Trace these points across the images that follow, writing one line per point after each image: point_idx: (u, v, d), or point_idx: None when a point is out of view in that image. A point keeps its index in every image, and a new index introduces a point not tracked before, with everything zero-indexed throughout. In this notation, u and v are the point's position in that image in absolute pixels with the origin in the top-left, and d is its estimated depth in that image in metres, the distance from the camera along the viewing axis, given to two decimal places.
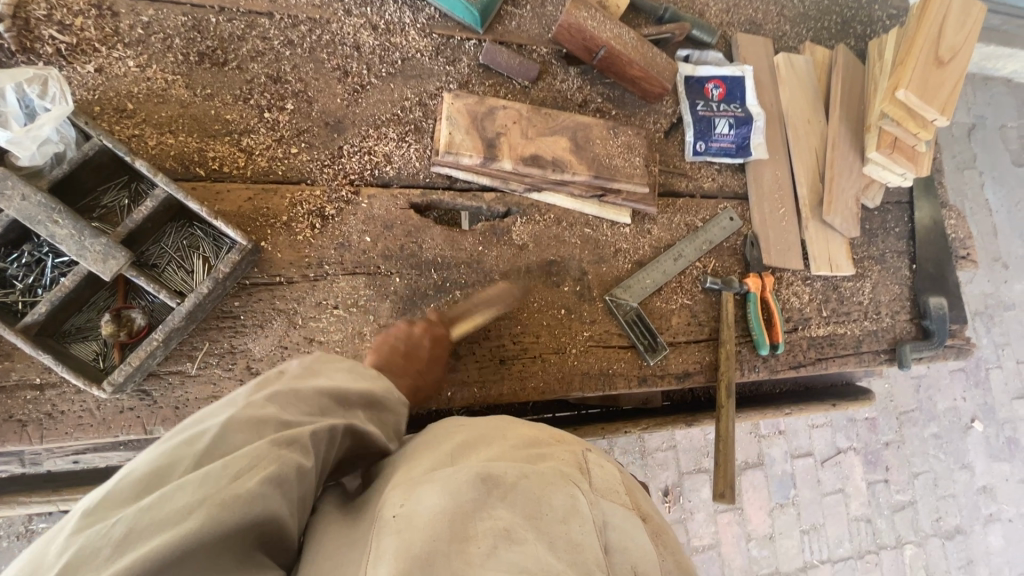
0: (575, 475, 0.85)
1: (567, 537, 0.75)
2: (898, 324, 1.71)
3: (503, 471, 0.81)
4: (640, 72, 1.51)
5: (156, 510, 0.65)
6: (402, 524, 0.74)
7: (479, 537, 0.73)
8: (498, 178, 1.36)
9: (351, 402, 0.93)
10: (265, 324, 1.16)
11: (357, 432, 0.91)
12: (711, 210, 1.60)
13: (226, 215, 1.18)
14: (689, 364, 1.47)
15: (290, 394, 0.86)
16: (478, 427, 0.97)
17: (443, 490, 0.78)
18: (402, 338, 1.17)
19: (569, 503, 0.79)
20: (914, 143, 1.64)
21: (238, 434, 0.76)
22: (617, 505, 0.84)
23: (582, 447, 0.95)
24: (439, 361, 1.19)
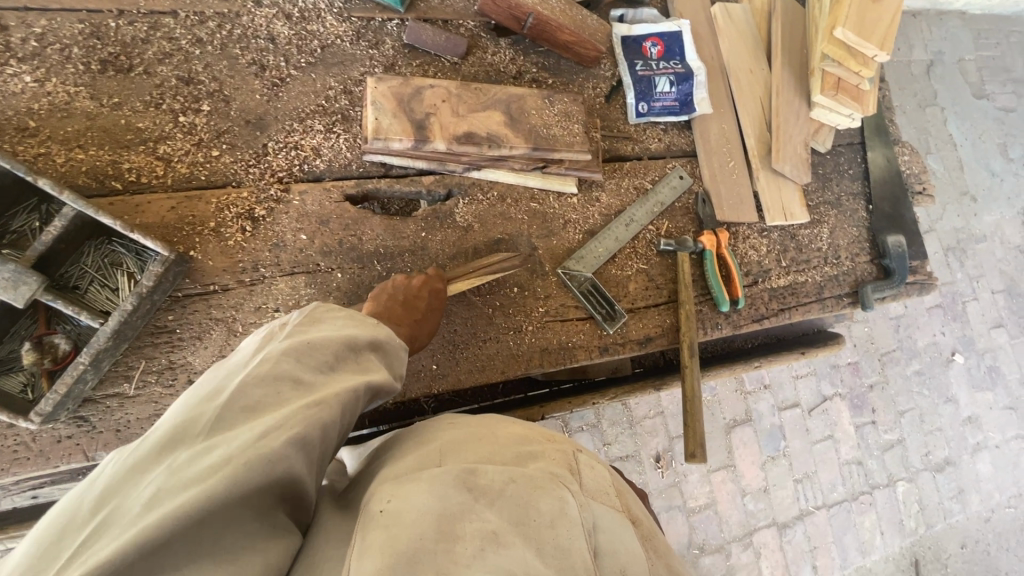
0: (565, 477, 0.84)
1: (555, 542, 0.73)
2: (859, 266, 1.71)
3: (492, 474, 0.79)
4: (572, 36, 1.48)
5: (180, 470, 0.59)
6: (389, 521, 0.71)
7: (467, 538, 0.70)
8: (435, 161, 1.32)
9: (362, 346, 0.87)
10: (203, 335, 1.13)
11: (375, 386, 0.84)
12: (660, 171, 1.57)
13: (149, 227, 1.13)
14: (650, 329, 1.45)
15: (302, 347, 0.78)
16: (468, 425, 0.96)
17: (431, 489, 0.75)
18: (402, 289, 1.18)
19: (557, 507, 0.77)
20: (859, 82, 1.60)
21: (260, 392, 0.69)
22: (605, 506, 0.84)
23: (573, 447, 0.96)
24: (435, 311, 1.19)
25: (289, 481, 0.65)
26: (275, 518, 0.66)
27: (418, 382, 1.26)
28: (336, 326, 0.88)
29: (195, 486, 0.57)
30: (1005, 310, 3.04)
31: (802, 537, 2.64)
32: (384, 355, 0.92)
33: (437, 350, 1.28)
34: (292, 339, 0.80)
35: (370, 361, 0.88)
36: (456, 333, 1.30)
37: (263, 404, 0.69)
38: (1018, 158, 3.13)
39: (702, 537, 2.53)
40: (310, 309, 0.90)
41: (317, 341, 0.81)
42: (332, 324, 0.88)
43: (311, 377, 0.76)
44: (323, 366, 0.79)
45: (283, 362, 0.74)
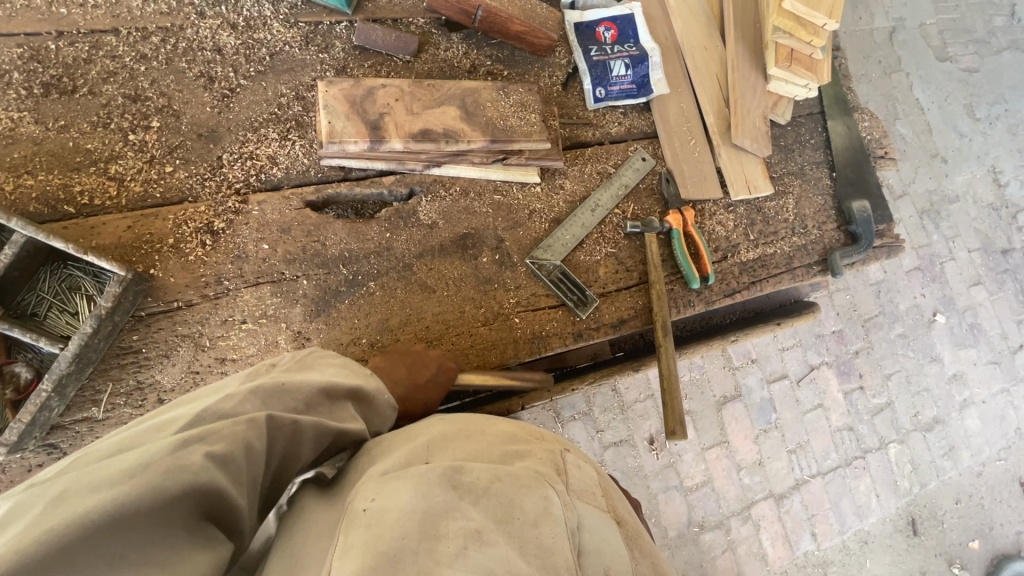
0: (551, 477, 0.84)
1: (538, 541, 0.73)
2: (827, 234, 1.73)
3: (477, 473, 0.79)
4: (523, 26, 1.48)
5: (96, 472, 0.59)
6: (372, 519, 0.71)
7: (449, 537, 0.70)
8: (394, 161, 1.32)
9: (340, 395, 0.88)
10: (170, 352, 1.12)
11: (330, 430, 0.83)
12: (622, 154, 1.58)
13: (106, 249, 1.12)
14: (623, 312, 1.46)
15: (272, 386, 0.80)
16: (457, 423, 0.96)
17: (415, 487, 0.75)
18: (415, 353, 1.21)
19: (542, 506, 0.77)
20: (812, 51, 1.62)
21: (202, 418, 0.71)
22: (590, 507, 0.85)
23: (560, 448, 0.96)
24: (438, 385, 1.19)
25: (209, 492, 0.63)
26: (199, 535, 0.63)
27: None
28: (316, 374, 0.89)
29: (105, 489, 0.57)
30: (982, 268, 3.09)
31: (799, 505, 2.67)
32: (363, 404, 0.93)
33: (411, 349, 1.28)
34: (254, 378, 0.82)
35: (344, 409, 0.88)
36: (428, 331, 1.30)
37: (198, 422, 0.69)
38: (984, 117, 3.17)
39: (700, 514, 2.55)
40: (303, 354, 0.94)
41: (290, 384, 0.81)
42: (315, 371, 0.90)
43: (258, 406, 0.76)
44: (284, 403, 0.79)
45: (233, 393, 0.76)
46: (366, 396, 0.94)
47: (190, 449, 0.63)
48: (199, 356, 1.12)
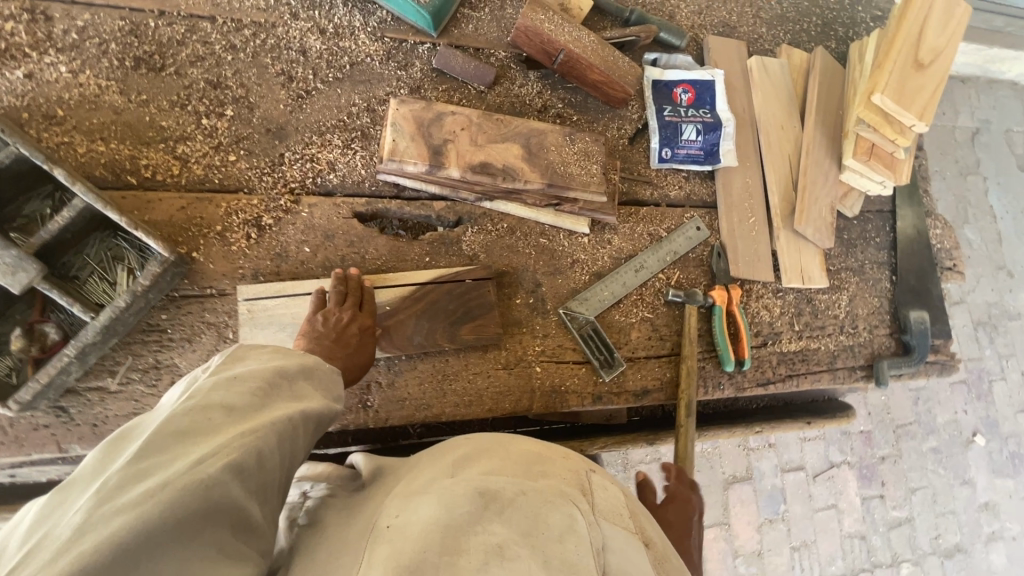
0: (575, 495, 0.83)
1: (563, 557, 0.71)
2: (876, 339, 1.64)
3: (503, 487, 0.79)
4: (601, 76, 1.47)
5: (110, 501, 0.57)
6: (395, 534, 0.72)
7: (472, 551, 0.69)
8: (448, 187, 1.31)
9: (295, 373, 0.86)
10: (193, 338, 1.12)
11: (311, 415, 0.82)
12: (677, 219, 1.54)
13: (156, 225, 1.14)
14: (648, 381, 1.40)
15: (236, 379, 0.77)
16: (482, 442, 0.96)
17: (439, 501, 0.75)
18: (335, 326, 1.09)
19: (567, 522, 0.75)
20: (893, 149, 1.57)
21: (193, 421, 0.68)
22: (617, 528, 0.82)
23: (586, 466, 0.95)
24: (368, 347, 1.12)
25: (228, 507, 0.63)
26: (227, 553, 0.63)
27: (401, 407, 1.23)
28: (269, 355, 0.87)
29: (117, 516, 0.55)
30: None
31: None
32: (320, 378, 0.91)
33: (426, 380, 1.25)
34: (220, 371, 0.79)
35: (306, 386, 0.87)
36: (448, 365, 1.26)
37: (193, 428, 0.67)
38: None
39: None
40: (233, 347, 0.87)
41: (248, 371, 0.80)
42: (257, 355, 0.86)
43: (249, 402, 0.74)
44: (257, 389, 0.77)
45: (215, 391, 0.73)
46: (314, 370, 0.90)
47: (198, 462, 0.62)
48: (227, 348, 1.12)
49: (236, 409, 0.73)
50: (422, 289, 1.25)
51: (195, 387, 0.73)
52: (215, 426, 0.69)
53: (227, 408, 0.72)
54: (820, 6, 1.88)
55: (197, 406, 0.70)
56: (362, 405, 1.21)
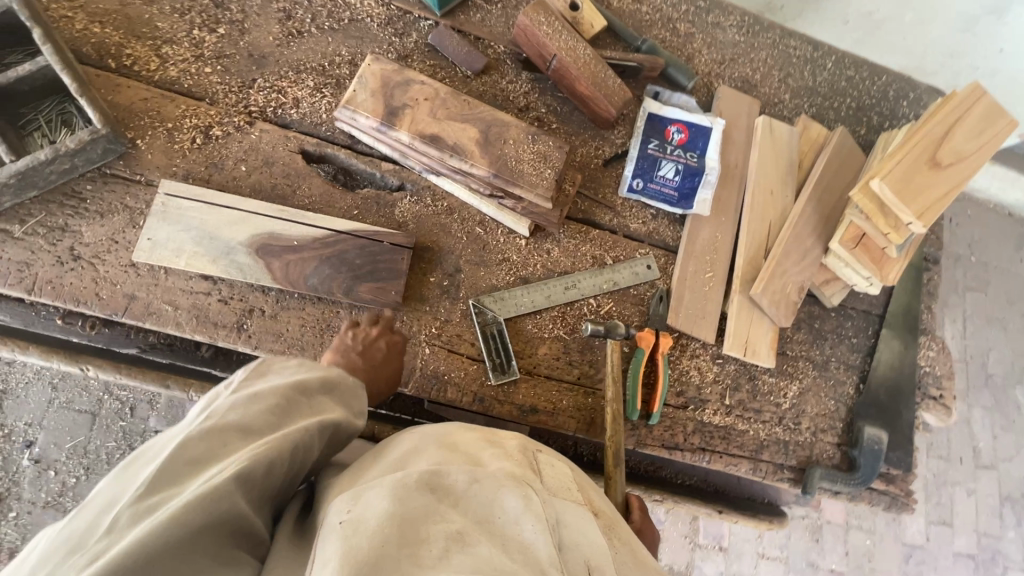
0: (529, 476, 0.84)
1: (519, 537, 0.75)
2: (819, 444, 1.47)
3: (455, 477, 0.81)
4: (587, 90, 1.45)
5: (127, 525, 0.67)
6: (348, 529, 0.73)
7: (432, 542, 0.72)
8: (398, 150, 1.33)
9: (312, 387, 0.95)
10: (106, 213, 1.17)
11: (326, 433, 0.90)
12: (629, 252, 1.47)
13: (114, 106, 1.22)
14: (540, 402, 1.32)
15: (250, 401, 0.87)
16: (432, 432, 0.94)
17: (393, 492, 0.76)
18: (360, 341, 1.18)
19: (521, 503, 0.78)
20: (885, 245, 1.43)
21: (204, 446, 0.78)
22: (569, 502, 0.85)
23: (534, 445, 0.96)
24: (394, 362, 1.19)
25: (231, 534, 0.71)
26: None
27: (274, 342, 1.21)
28: (291, 372, 0.97)
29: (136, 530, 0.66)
30: None
31: None
32: (337, 393, 0.99)
33: (309, 325, 1.23)
34: (239, 390, 0.90)
35: (325, 402, 0.96)
36: (336, 317, 1.25)
37: (205, 455, 0.77)
38: None
39: None
40: (260, 362, 0.99)
41: (263, 390, 0.90)
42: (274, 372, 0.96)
43: (262, 424, 0.84)
44: (270, 410, 0.87)
45: (229, 413, 0.83)
46: (334, 383, 0.99)
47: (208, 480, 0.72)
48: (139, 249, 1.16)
49: (250, 430, 0.83)
50: (336, 236, 1.25)
51: (214, 411, 0.84)
52: (226, 454, 0.79)
53: (240, 432, 0.82)
54: (858, 89, 1.78)
55: (210, 434, 0.80)
56: (237, 327, 1.19)
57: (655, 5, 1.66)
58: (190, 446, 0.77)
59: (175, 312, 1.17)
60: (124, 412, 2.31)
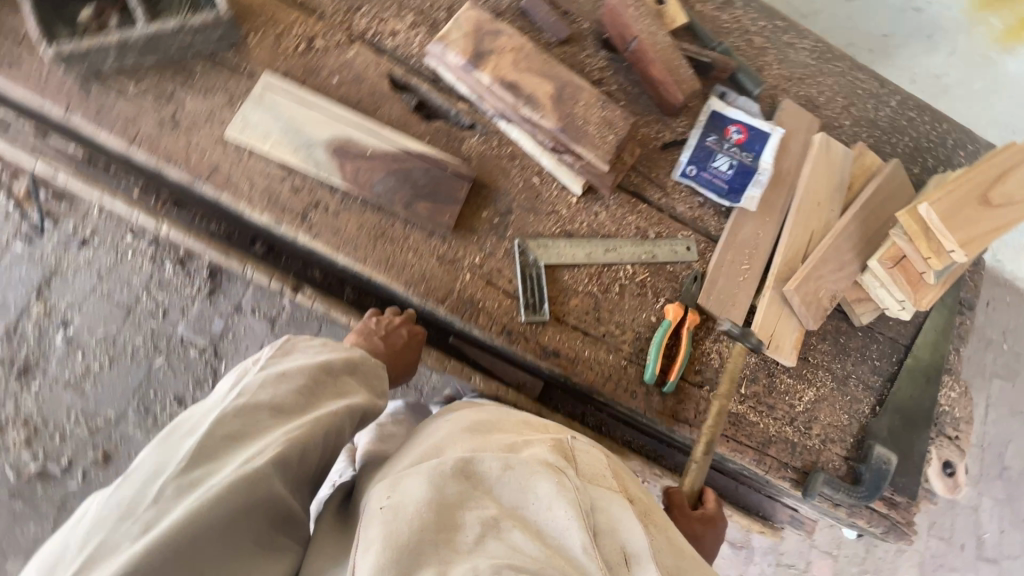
0: (562, 466, 1.03)
1: (548, 524, 0.96)
2: (824, 452, 1.49)
3: (489, 466, 1.00)
4: (659, 74, 1.53)
5: (185, 489, 0.88)
6: (393, 513, 0.92)
7: (467, 527, 0.92)
8: (476, 92, 1.42)
9: (335, 369, 1.17)
10: (209, 90, 1.28)
11: (352, 410, 1.12)
12: (672, 231, 1.52)
13: (236, 3, 1.35)
14: (563, 348, 1.37)
15: (278, 382, 1.08)
16: (473, 424, 1.15)
17: (431, 481, 0.96)
18: (384, 328, 1.37)
19: (549, 496, 0.97)
20: (924, 270, 1.44)
21: (239, 423, 0.99)
22: (603, 488, 1.05)
23: (568, 436, 1.16)
24: (413, 350, 1.38)
25: (270, 496, 0.94)
26: (268, 532, 0.95)
27: (330, 237, 1.29)
28: (312, 353, 1.18)
29: (190, 496, 0.87)
30: None
31: None
32: (358, 375, 1.21)
33: (365, 229, 1.31)
34: (267, 371, 1.10)
35: (347, 381, 1.18)
36: (391, 228, 1.32)
37: (242, 430, 0.99)
38: None
39: None
40: (284, 342, 1.19)
41: (291, 370, 1.11)
42: (300, 352, 1.18)
43: (290, 404, 1.06)
44: (298, 389, 1.09)
45: (260, 394, 1.04)
46: (357, 365, 1.22)
47: (250, 456, 0.94)
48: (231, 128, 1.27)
49: (280, 408, 1.05)
50: (406, 153, 1.34)
51: (246, 389, 1.05)
52: (259, 432, 1.00)
53: (272, 410, 1.03)
54: (919, 131, 1.83)
55: (243, 414, 1.00)
56: (301, 216, 1.28)
57: (735, 15, 1.75)
58: (227, 424, 0.97)
59: (250, 190, 1.27)
60: (156, 313, 2.43)
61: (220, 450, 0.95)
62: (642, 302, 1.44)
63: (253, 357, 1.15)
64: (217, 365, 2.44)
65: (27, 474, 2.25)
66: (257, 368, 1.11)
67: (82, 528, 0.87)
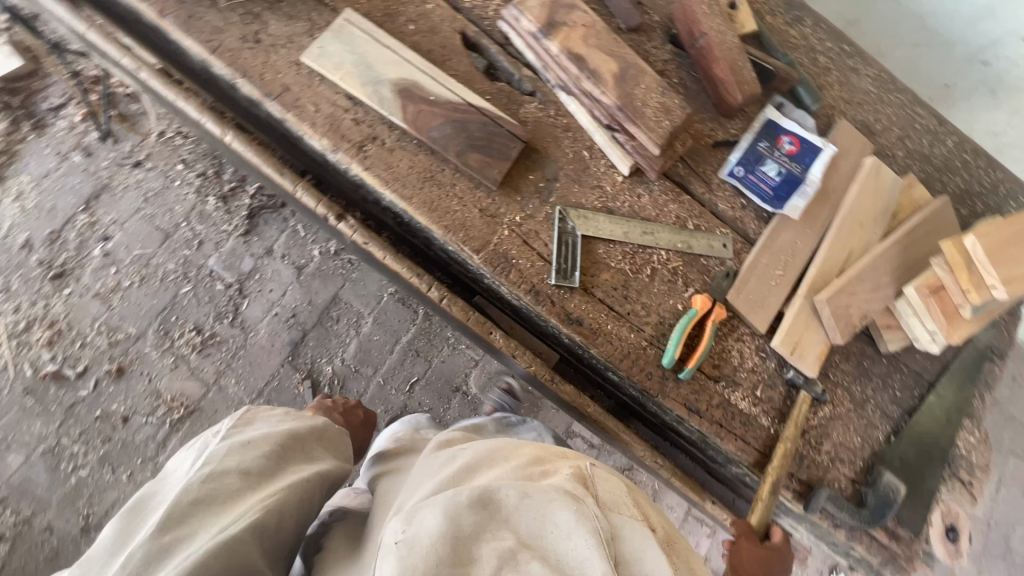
0: (580, 493, 0.96)
1: (572, 553, 0.88)
2: (832, 472, 1.46)
3: (506, 494, 0.94)
4: (722, 73, 1.55)
5: (161, 555, 0.96)
6: (404, 548, 0.86)
7: (483, 560, 0.86)
8: (542, 61, 1.47)
9: (298, 438, 1.30)
10: (294, 17, 1.35)
11: (317, 474, 1.25)
12: (711, 227, 1.53)
13: None
14: (587, 317, 1.37)
15: (242, 448, 1.19)
16: (487, 453, 1.10)
17: (443, 512, 0.90)
18: (341, 407, 1.90)
19: (571, 520, 0.90)
20: (961, 303, 1.42)
21: (208, 488, 1.09)
22: (626, 517, 0.96)
23: (589, 462, 1.08)
24: (364, 422, 1.88)
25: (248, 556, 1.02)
26: None
27: (381, 171, 1.33)
28: (274, 424, 1.31)
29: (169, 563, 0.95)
30: None
31: None
32: (319, 444, 1.36)
33: (415, 169, 1.35)
34: (233, 439, 1.22)
35: (310, 449, 1.32)
36: (440, 172, 1.36)
37: (213, 496, 1.08)
38: None
39: None
40: (243, 417, 1.32)
41: (254, 439, 1.23)
42: (260, 424, 1.30)
43: (259, 468, 1.17)
44: (264, 454, 1.21)
45: (229, 459, 1.15)
46: (319, 433, 1.38)
47: (226, 521, 1.03)
48: (305, 53, 1.32)
49: (249, 471, 1.16)
50: (466, 105, 1.38)
51: (213, 457, 1.16)
52: (229, 497, 1.09)
53: (243, 475, 1.14)
54: (973, 175, 1.81)
55: (212, 481, 1.10)
56: (358, 146, 1.33)
57: (803, 33, 1.78)
58: (198, 490, 1.08)
59: (314, 113, 1.31)
60: (192, 243, 2.51)
61: (192, 517, 1.04)
62: (671, 289, 1.44)
63: (214, 433, 1.26)
64: (241, 302, 2.50)
65: (43, 373, 2.31)
66: (222, 440, 1.22)
67: None
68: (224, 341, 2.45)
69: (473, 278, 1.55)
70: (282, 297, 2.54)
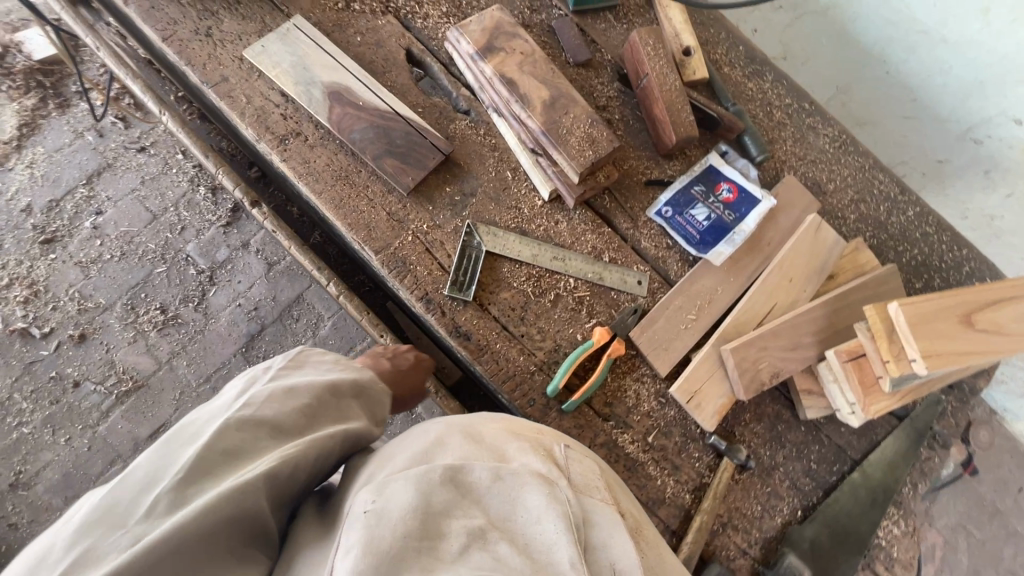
0: (553, 473, 0.93)
1: (538, 539, 0.86)
2: (722, 538, 1.36)
3: (478, 475, 0.89)
4: (660, 114, 1.55)
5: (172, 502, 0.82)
6: (372, 520, 0.80)
7: (452, 536, 0.83)
8: (478, 82, 1.51)
9: (342, 392, 1.11)
10: (248, 18, 1.46)
11: (349, 435, 1.06)
12: (628, 262, 1.50)
13: None
14: (478, 334, 1.35)
15: (285, 395, 1.02)
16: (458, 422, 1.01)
17: (417, 485, 0.85)
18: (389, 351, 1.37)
19: (540, 505, 0.88)
20: (881, 374, 1.31)
21: (236, 436, 0.92)
22: (596, 500, 0.94)
23: (560, 441, 1.02)
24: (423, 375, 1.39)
25: (254, 512, 0.87)
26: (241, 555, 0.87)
27: (298, 165, 1.38)
28: (322, 371, 1.13)
29: (173, 517, 0.80)
30: None
31: None
32: (363, 401, 1.16)
33: (331, 167, 1.39)
34: (279, 382, 1.04)
35: (352, 406, 1.12)
36: (356, 174, 1.40)
37: (239, 449, 0.91)
38: None
39: None
40: (296, 353, 1.14)
41: (300, 387, 1.05)
42: (308, 369, 1.12)
43: (294, 422, 1.00)
44: (305, 407, 1.02)
45: (267, 407, 0.98)
46: (364, 391, 1.16)
47: (244, 475, 0.87)
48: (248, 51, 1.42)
49: (283, 427, 0.98)
50: (391, 114, 1.42)
51: (254, 398, 0.98)
52: (256, 450, 0.93)
53: (275, 429, 0.97)
54: (933, 248, 1.72)
55: (243, 427, 0.93)
56: (280, 140, 1.39)
57: (761, 87, 1.77)
58: (224, 434, 0.91)
59: (246, 104, 1.39)
60: (175, 227, 2.64)
61: (216, 465, 0.88)
62: (573, 318, 1.41)
63: (265, 364, 1.09)
64: (208, 289, 2.58)
65: (11, 328, 2.42)
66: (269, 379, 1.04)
67: (61, 533, 0.80)
68: (184, 323, 2.53)
69: (385, 285, 1.57)
70: (249, 289, 2.61)
